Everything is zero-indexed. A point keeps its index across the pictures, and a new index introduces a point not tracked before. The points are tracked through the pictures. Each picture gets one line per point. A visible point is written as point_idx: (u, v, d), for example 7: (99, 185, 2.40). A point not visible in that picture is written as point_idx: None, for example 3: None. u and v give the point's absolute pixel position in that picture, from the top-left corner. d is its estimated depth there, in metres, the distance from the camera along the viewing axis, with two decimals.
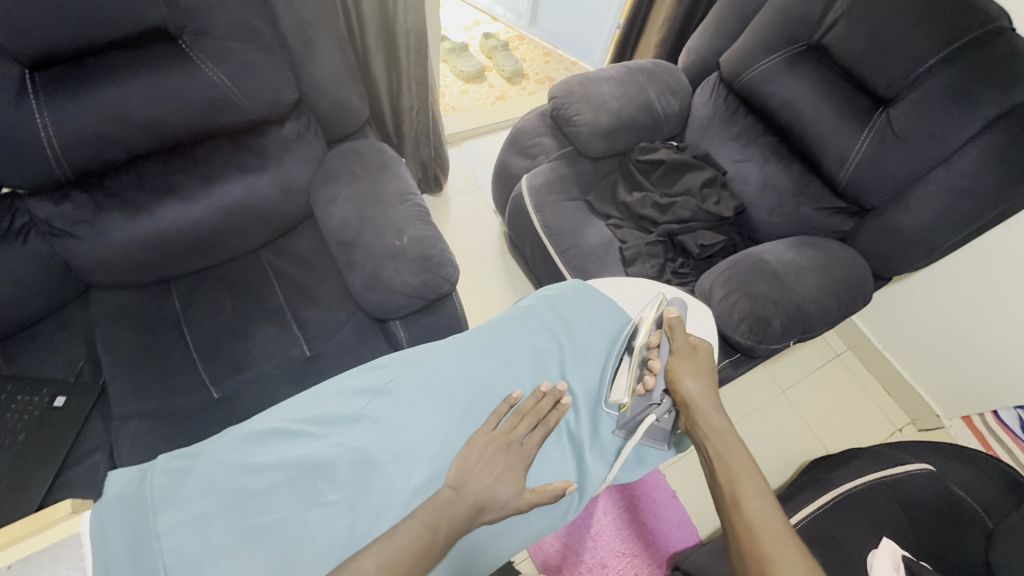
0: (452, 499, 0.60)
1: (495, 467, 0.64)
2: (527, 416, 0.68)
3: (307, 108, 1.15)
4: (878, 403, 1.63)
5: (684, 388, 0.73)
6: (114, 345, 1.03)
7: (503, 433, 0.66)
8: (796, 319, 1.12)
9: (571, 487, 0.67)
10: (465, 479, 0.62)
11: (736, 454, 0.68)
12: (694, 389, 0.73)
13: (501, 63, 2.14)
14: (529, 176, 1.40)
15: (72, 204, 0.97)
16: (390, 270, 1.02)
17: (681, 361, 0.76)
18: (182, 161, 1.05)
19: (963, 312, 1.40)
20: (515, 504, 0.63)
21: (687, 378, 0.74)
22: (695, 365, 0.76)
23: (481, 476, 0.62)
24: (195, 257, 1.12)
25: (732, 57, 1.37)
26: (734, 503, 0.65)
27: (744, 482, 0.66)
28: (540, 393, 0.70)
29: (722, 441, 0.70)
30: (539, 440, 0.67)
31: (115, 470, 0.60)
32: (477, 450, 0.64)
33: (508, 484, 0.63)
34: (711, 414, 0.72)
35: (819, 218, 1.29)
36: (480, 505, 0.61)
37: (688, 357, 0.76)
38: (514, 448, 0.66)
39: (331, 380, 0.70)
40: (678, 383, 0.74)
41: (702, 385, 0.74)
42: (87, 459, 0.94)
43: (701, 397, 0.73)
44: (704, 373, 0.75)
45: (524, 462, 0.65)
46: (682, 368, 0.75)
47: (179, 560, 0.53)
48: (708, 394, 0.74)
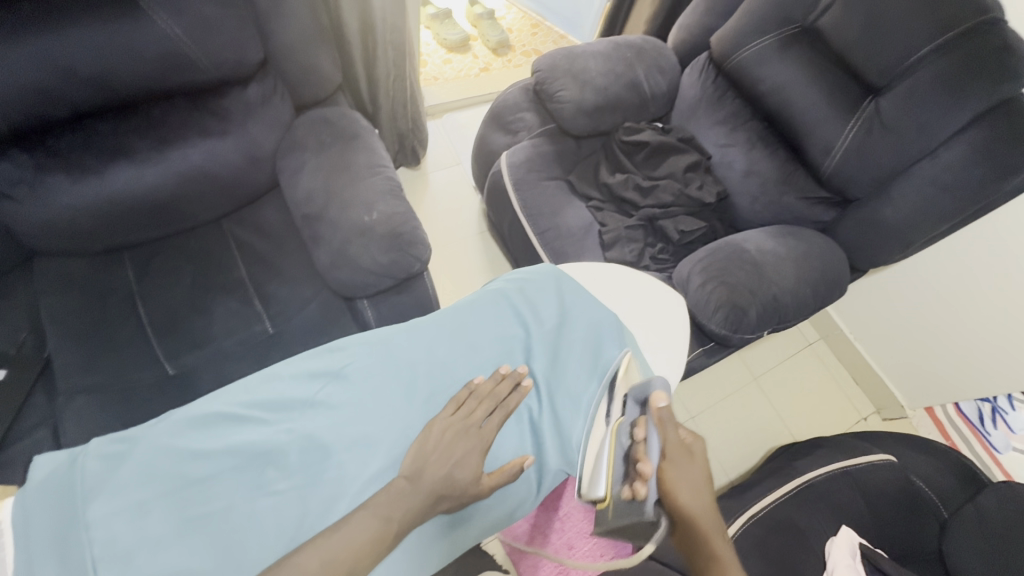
0: (407, 490, 0.57)
1: (454, 454, 0.60)
2: (486, 398, 0.65)
3: (273, 69, 1.08)
4: (847, 393, 1.65)
5: (679, 506, 0.62)
6: (61, 316, 0.97)
7: (461, 417, 0.63)
8: (773, 309, 1.11)
9: (528, 463, 0.65)
10: (423, 467, 0.59)
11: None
12: (692, 504, 0.62)
13: (485, 33, 2.05)
14: (509, 152, 1.35)
15: (11, 163, 0.89)
16: (358, 246, 0.98)
17: (676, 468, 0.63)
18: (135, 121, 0.97)
19: (933, 306, 1.41)
20: (474, 490, 0.61)
21: (684, 494, 0.62)
22: (692, 472, 0.64)
23: (438, 463, 0.59)
24: (151, 225, 1.06)
25: (723, 37, 1.32)
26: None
27: None
28: (499, 375, 0.67)
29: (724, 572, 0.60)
30: (499, 422, 0.64)
31: (43, 453, 0.56)
32: (435, 433, 0.61)
33: (468, 469, 0.60)
34: (713, 541, 0.61)
35: (801, 207, 1.27)
36: (439, 494, 0.59)
37: (683, 465, 0.64)
38: (472, 431, 0.62)
39: (284, 362, 0.66)
40: (672, 499, 0.62)
41: (700, 500, 0.62)
42: (29, 436, 0.89)
43: (702, 517, 0.62)
44: (703, 484, 0.63)
45: (483, 447, 0.62)
46: (678, 478, 0.63)
47: (110, 551, 0.49)
48: (704, 512, 0.62)
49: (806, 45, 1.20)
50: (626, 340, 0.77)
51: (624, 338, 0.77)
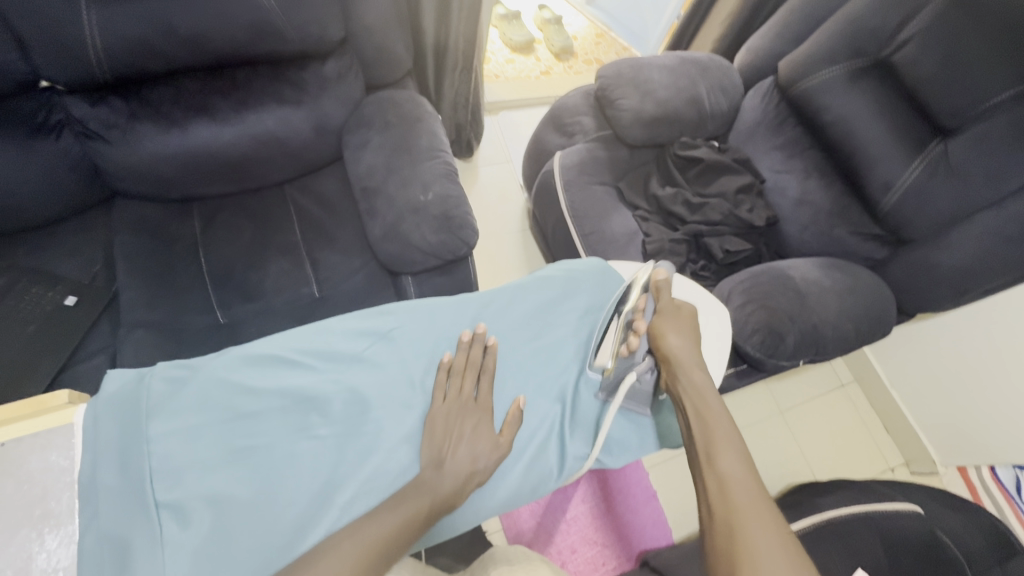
0: (433, 477, 0.58)
1: (465, 431, 0.61)
2: (467, 370, 0.65)
3: (351, 48, 1.13)
4: (876, 439, 1.61)
5: (666, 346, 0.70)
6: (132, 255, 1.04)
7: (455, 397, 0.63)
8: (811, 339, 1.10)
9: (521, 401, 0.67)
10: (443, 454, 0.59)
11: (714, 407, 0.64)
12: (676, 346, 0.70)
13: (551, 37, 2.09)
14: (563, 154, 1.37)
15: (108, 108, 0.98)
16: (410, 223, 1.02)
17: (665, 319, 0.73)
18: (220, 83, 1.04)
19: (981, 363, 1.35)
20: (496, 458, 0.62)
21: (670, 336, 0.71)
22: (681, 325, 0.73)
23: (455, 445, 0.60)
24: (221, 181, 1.12)
25: (792, 62, 1.31)
26: (708, 461, 0.60)
27: (722, 443, 0.61)
28: (463, 344, 0.67)
29: (704, 400, 0.65)
30: (489, 388, 0.65)
31: (116, 368, 0.59)
32: (437, 417, 0.62)
33: (484, 442, 0.61)
34: (693, 371, 0.68)
35: (853, 242, 1.25)
36: (471, 474, 0.59)
37: (672, 316, 0.73)
38: (470, 407, 0.63)
39: (337, 317, 0.68)
40: (660, 341, 0.71)
41: (684, 342, 0.70)
42: (90, 360, 0.97)
43: (684, 354, 0.69)
44: (687, 330, 0.72)
45: (487, 414, 0.64)
46: (665, 325, 0.72)
47: (164, 467, 0.53)
48: (689, 352, 0.70)
49: (876, 79, 1.18)
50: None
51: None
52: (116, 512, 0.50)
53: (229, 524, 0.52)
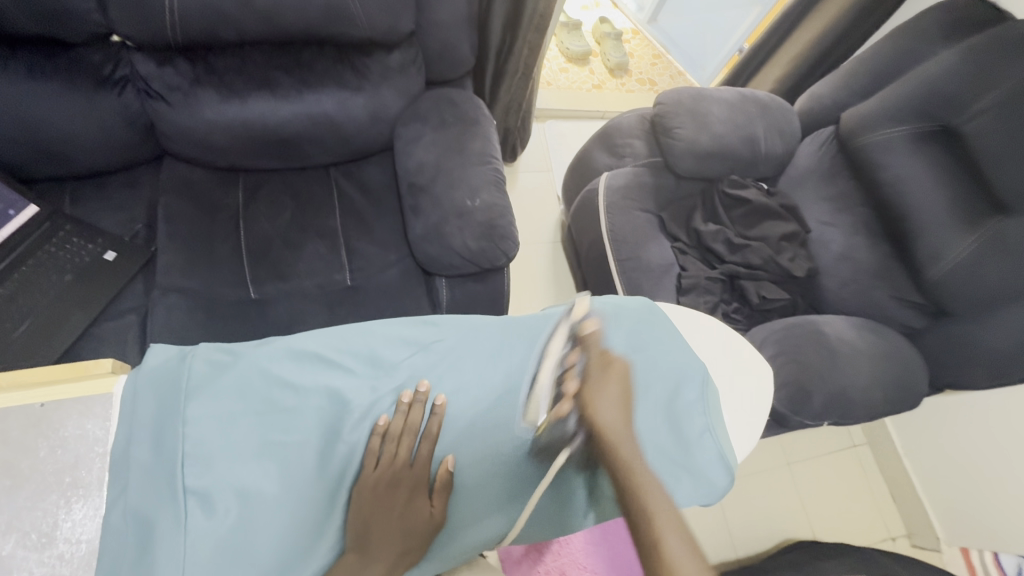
0: (359, 558, 0.55)
1: (396, 503, 0.58)
2: (403, 436, 0.59)
3: (418, 41, 1.11)
4: (880, 505, 1.58)
5: (594, 418, 0.59)
6: (174, 219, 1.05)
7: (385, 468, 0.58)
8: (839, 401, 1.07)
9: (450, 461, 0.61)
10: (369, 530, 0.56)
11: (647, 479, 0.53)
12: (608, 416, 0.59)
13: (608, 51, 2.05)
14: (610, 175, 1.36)
15: (173, 70, 0.97)
16: (453, 227, 1.01)
17: (593, 384, 0.61)
18: (285, 60, 1.03)
19: (1005, 450, 1.30)
20: (431, 524, 0.60)
21: (599, 404, 0.59)
22: (609, 383, 0.61)
23: (382, 524, 0.57)
24: (270, 156, 1.12)
25: (857, 114, 1.27)
26: (651, 544, 0.48)
27: (663, 523, 0.49)
28: (402, 407, 0.59)
29: (637, 475, 0.54)
30: (426, 454, 0.60)
31: (159, 342, 0.59)
32: (365, 491, 0.57)
33: (416, 515, 0.59)
34: (623, 445, 0.57)
35: (891, 307, 1.21)
36: (399, 549, 0.57)
37: (598, 377, 0.62)
38: (403, 476, 0.59)
39: (382, 321, 0.68)
40: (590, 413, 0.59)
41: (615, 408, 0.60)
42: (121, 318, 0.98)
43: (615, 427, 0.58)
44: (617, 394, 0.61)
45: (421, 482, 0.60)
46: (598, 391, 0.60)
47: (196, 452, 0.52)
48: (622, 420, 0.59)
49: (940, 145, 1.13)
50: (707, 396, 0.75)
51: (704, 394, 0.75)
52: (145, 492, 0.49)
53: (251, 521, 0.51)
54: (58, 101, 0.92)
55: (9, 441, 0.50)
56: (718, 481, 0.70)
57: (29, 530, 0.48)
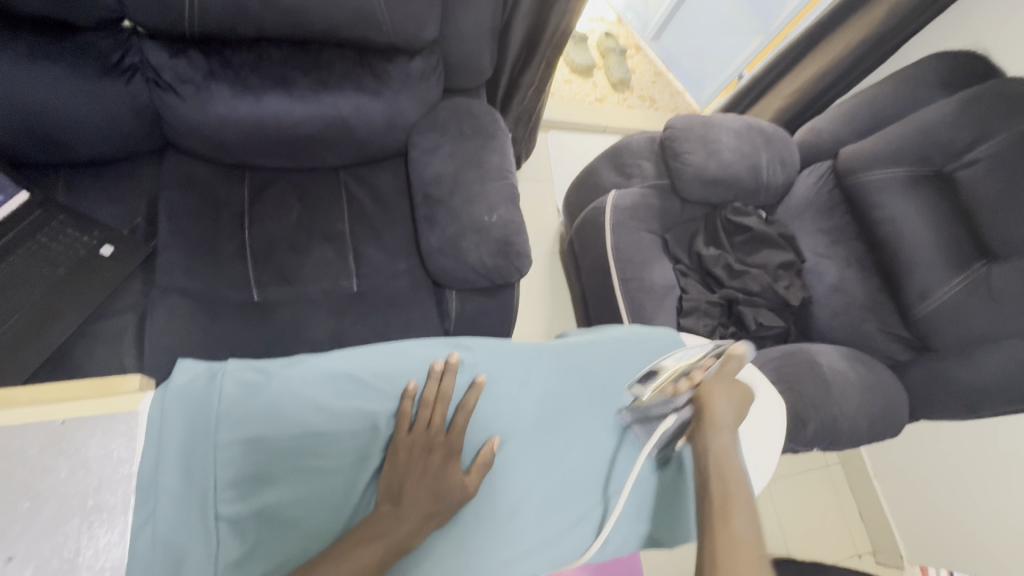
0: (390, 513, 0.54)
1: (429, 466, 0.57)
2: (437, 403, 0.60)
3: (440, 50, 1.09)
4: (851, 525, 1.64)
5: (711, 407, 0.66)
6: (176, 215, 1.00)
7: (421, 431, 0.58)
8: (829, 429, 1.12)
9: (495, 444, 0.61)
10: (401, 488, 0.56)
11: (737, 470, 0.61)
12: (723, 412, 0.66)
13: (612, 66, 2.09)
14: (617, 194, 1.37)
15: (187, 62, 0.93)
16: (469, 242, 1.00)
17: (720, 383, 0.68)
18: (304, 58, 1.00)
19: (972, 480, 1.36)
20: (461, 497, 0.58)
21: (719, 401, 0.66)
22: (732, 389, 0.68)
23: (415, 484, 0.56)
24: (281, 155, 1.08)
25: (856, 151, 1.32)
26: (721, 517, 0.56)
27: (739, 505, 0.57)
28: (434, 374, 0.60)
29: (728, 459, 0.61)
30: (462, 424, 0.60)
31: (187, 357, 0.58)
32: (398, 453, 0.57)
33: (448, 480, 0.57)
34: (724, 436, 0.64)
35: (878, 339, 1.27)
36: (429, 510, 0.56)
37: (728, 385, 0.68)
38: (438, 441, 0.59)
39: (413, 342, 0.67)
40: (707, 402, 0.66)
41: (729, 408, 0.66)
42: (117, 316, 0.93)
43: (726, 420, 0.65)
44: (736, 400, 0.67)
45: (455, 449, 0.59)
46: (716, 389, 0.67)
47: (229, 477, 0.52)
48: (731, 420, 0.66)
49: (934, 189, 1.19)
50: None
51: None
52: (172, 517, 0.50)
53: (275, 544, 0.53)
54: (63, 86, 0.87)
55: (26, 461, 0.46)
56: None
57: (49, 556, 0.44)
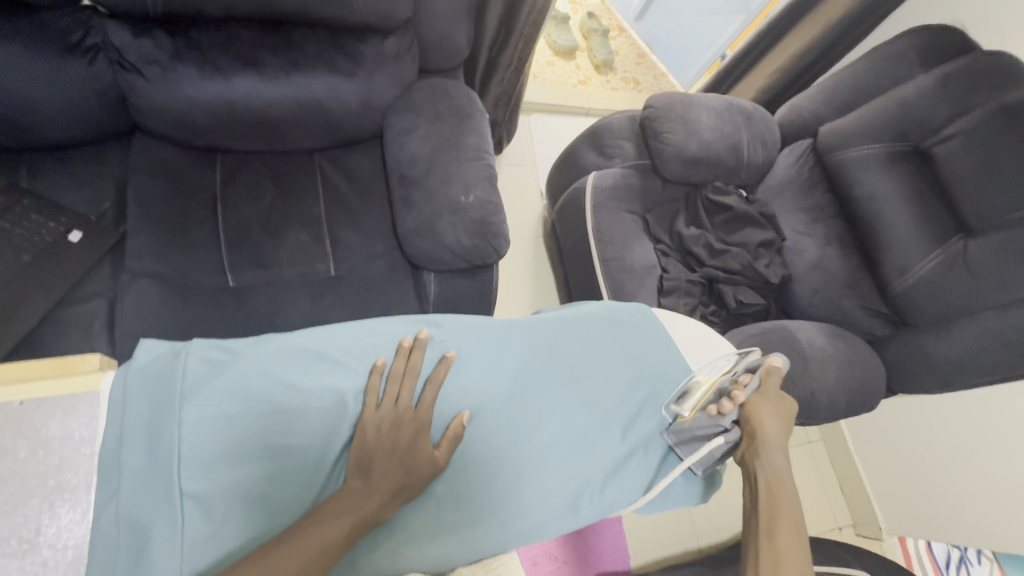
0: (358, 489, 0.54)
1: (399, 441, 0.58)
2: (405, 377, 0.61)
3: (413, 28, 1.07)
4: (831, 499, 1.66)
5: (761, 424, 0.69)
6: (145, 199, 0.98)
7: (390, 406, 0.59)
8: (806, 404, 1.13)
9: (465, 417, 0.62)
10: (369, 463, 0.56)
11: (788, 491, 0.64)
12: (772, 430, 0.69)
13: (595, 48, 2.07)
14: (598, 174, 1.36)
15: (151, 41, 0.91)
16: (446, 223, 1.00)
17: (764, 401, 0.72)
18: (274, 37, 0.97)
19: (949, 453, 1.39)
20: (431, 471, 0.59)
21: (766, 416, 0.70)
22: (777, 406, 0.72)
23: (386, 458, 0.56)
24: (253, 138, 1.06)
25: (835, 129, 1.32)
26: (768, 533, 0.60)
27: (787, 521, 0.60)
28: (403, 350, 0.61)
29: (776, 474, 0.65)
30: (431, 399, 0.61)
31: (149, 339, 0.58)
32: (367, 428, 0.57)
33: (418, 454, 0.58)
34: (776, 455, 0.67)
35: (856, 315, 1.28)
36: (400, 483, 0.56)
37: (772, 401, 0.72)
38: (406, 417, 0.59)
39: (382, 321, 0.67)
40: (756, 420, 0.70)
41: (777, 426, 0.69)
42: (86, 303, 0.91)
43: (776, 438, 0.68)
44: (784, 419, 0.70)
45: (425, 426, 0.59)
46: (765, 408, 0.71)
47: (193, 454, 0.51)
48: (781, 438, 0.69)
49: (913, 165, 1.20)
50: None
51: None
52: (135, 495, 0.49)
53: (245, 523, 0.53)
54: (21, 68, 0.85)
55: None
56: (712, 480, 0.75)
57: (8, 536, 0.44)
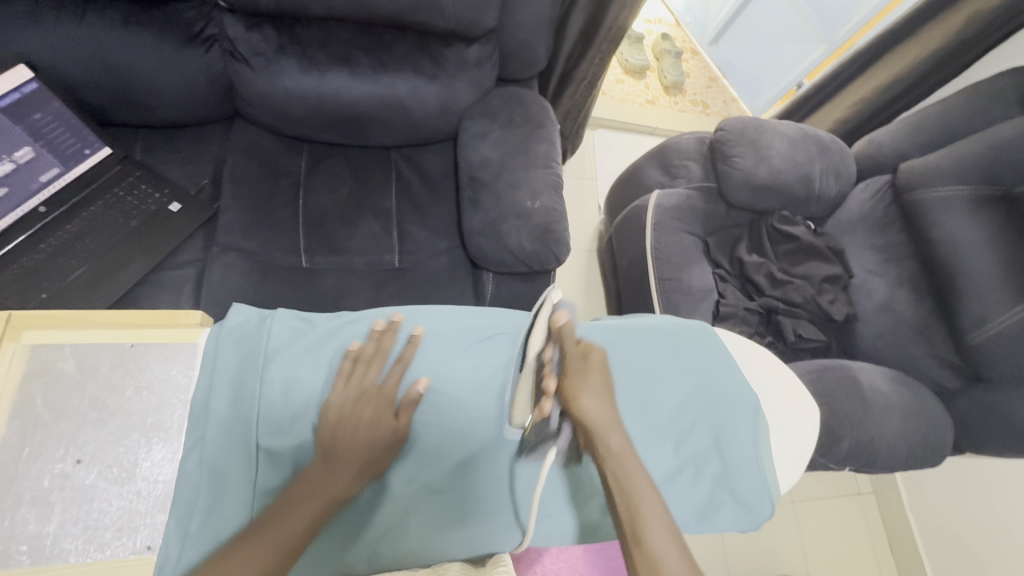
0: (320, 472, 0.52)
1: (360, 420, 0.55)
2: (374, 358, 0.59)
3: (496, 38, 1.12)
4: (880, 559, 1.55)
5: (580, 408, 0.59)
6: (239, 179, 1.07)
7: (354, 385, 0.56)
8: (864, 449, 1.08)
9: (423, 384, 0.58)
10: (332, 441, 0.53)
11: (638, 476, 0.56)
12: (593, 410, 0.59)
13: (666, 69, 2.08)
14: (661, 193, 1.36)
15: (260, 35, 0.99)
16: (511, 226, 1.02)
17: (573, 376, 0.60)
18: (367, 39, 1.04)
19: (1015, 529, 1.28)
20: (397, 445, 0.56)
21: (586, 397, 0.59)
22: (588, 380, 0.60)
23: (346, 436, 0.53)
24: (337, 131, 1.13)
25: (918, 166, 1.26)
26: (634, 535, 0.53)
27: (645, 513, 0.54)
28: (375, 334, 0.60)
29: (624, 463, 0.57)
30: (397, 377, 0.58)
31: (241, 302, 0.63)
32: (330, 409, 0.55)
33: (380, 431, 0.55)
34: (613, 436, 0.58)
35: (926, 364, 1.21)
36: (365, 461, 0.54)
37: (575, 371, 0.60)
38: (370, 395, 0.56)
39: (447, 310, 0.71)
40: (576, 408, 0.59)
41: (600, 401, 0.60)
42: (179, 270, 1.00)
43: (605, 417, 0.59)
44: (605, 391, 0.61)
45: (390, 403, 0.57)
46: (582, 381, 0.60)
47: (272, 411, 0.55)
48: (609, 410, 0.60)
49: (1002, 210, 1.13)
50: (759, 426, 0.72)
51: (756, 425, 0.72)
52: (218, 442, 0.53)
53: None
54: (148, 53, 0.95)
55: (99, 376, 0.54)
56: (763, 511, 0.70)
57: (111, 464, 0.51)
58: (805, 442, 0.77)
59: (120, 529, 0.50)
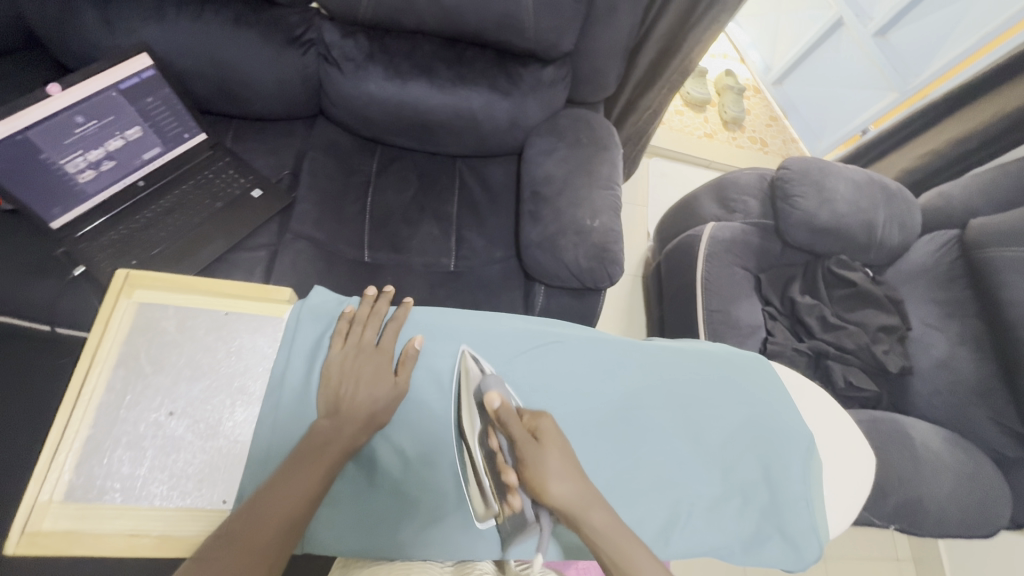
0: (326, 426, 0.55)
1: (359, 375, 0.58)
2: (369, 320, 0.63)
3: (571, 61, 1.16)
4: None
5: (548, 496, 0.54)
6: (316, 173, 1.13)
7: (351, 343, 0.60)
8: (911, 507, 1.04)
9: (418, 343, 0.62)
10: (339, 395, 0.57)
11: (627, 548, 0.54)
12: (564, 494, 0.54)
13: (727, 104, 2.07)
14: (716, 225, 1.36)
15: (354, 43, 1.07)
16: (569, 241, 1.04)
17: (530, 464, 0.55)
18: (450, 53, 1.10)
19: None
20: (395, 398, 0.59)
21: (550, 483, 0.54)
22: (549, 461, 0.55)
23: (346, 388, 0.57)
24: (410, 137, 1.19)
25: (990, 225, 1.22)
26: None
27: None
28: (368, 298, 0.65)
29: (609, 538, 0.54)
30: (391, 336, 0.62)
31: (320, 286, 0.67)
32: (332, 364, 0.58)
33: (381, 385, 0.58)
34: (592, 513, 0.55)
35: (985, 429, 1.15)
36: (368, 415, 0.57)
37: (532, 456, 0.55)
38: (368, 352, 0.60)
39: (509, 315, 0.73)
40: (544, 496, 0.55)
41: (567, 480, 0.55)
42: (253, 252, 1.06)
43: (576, 496, 0.55)
44: (572, 466, 0.56)
45: (387, 358, 0.60)
46: (542, 470, 0.55)
47: None
48: (580, 488, 0.55)
49: None
50: (810, 465, 0.71)
51: (807, 465, 0.71)
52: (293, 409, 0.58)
53: None
54: (252, 51, 1.03)
55: (197, 339, 0.59)
56: (809, 551, 0.69)
57: (199, 419, 0.55)
58: (858, 489, 0.75)
59: (199, 480, 0.53)
